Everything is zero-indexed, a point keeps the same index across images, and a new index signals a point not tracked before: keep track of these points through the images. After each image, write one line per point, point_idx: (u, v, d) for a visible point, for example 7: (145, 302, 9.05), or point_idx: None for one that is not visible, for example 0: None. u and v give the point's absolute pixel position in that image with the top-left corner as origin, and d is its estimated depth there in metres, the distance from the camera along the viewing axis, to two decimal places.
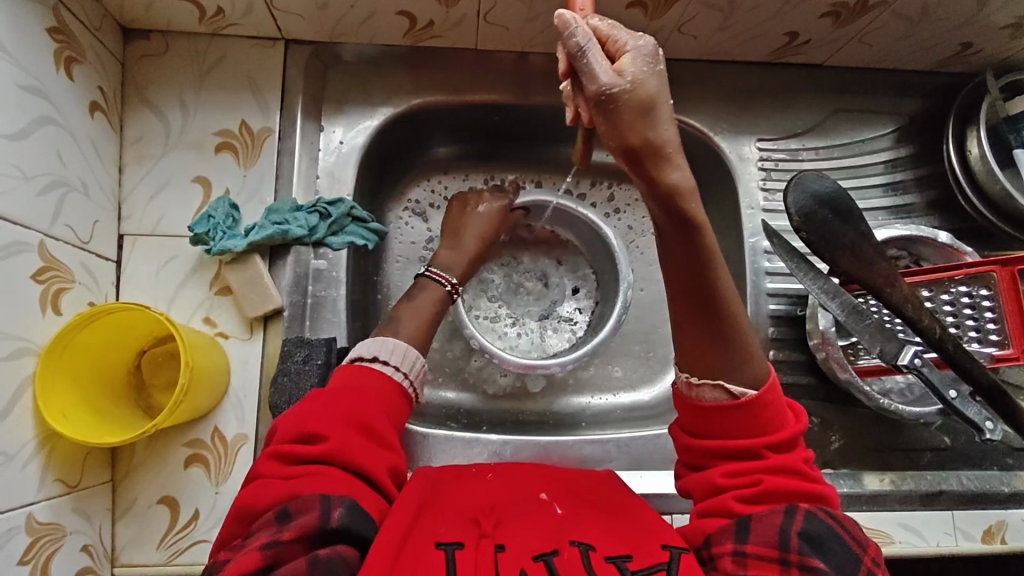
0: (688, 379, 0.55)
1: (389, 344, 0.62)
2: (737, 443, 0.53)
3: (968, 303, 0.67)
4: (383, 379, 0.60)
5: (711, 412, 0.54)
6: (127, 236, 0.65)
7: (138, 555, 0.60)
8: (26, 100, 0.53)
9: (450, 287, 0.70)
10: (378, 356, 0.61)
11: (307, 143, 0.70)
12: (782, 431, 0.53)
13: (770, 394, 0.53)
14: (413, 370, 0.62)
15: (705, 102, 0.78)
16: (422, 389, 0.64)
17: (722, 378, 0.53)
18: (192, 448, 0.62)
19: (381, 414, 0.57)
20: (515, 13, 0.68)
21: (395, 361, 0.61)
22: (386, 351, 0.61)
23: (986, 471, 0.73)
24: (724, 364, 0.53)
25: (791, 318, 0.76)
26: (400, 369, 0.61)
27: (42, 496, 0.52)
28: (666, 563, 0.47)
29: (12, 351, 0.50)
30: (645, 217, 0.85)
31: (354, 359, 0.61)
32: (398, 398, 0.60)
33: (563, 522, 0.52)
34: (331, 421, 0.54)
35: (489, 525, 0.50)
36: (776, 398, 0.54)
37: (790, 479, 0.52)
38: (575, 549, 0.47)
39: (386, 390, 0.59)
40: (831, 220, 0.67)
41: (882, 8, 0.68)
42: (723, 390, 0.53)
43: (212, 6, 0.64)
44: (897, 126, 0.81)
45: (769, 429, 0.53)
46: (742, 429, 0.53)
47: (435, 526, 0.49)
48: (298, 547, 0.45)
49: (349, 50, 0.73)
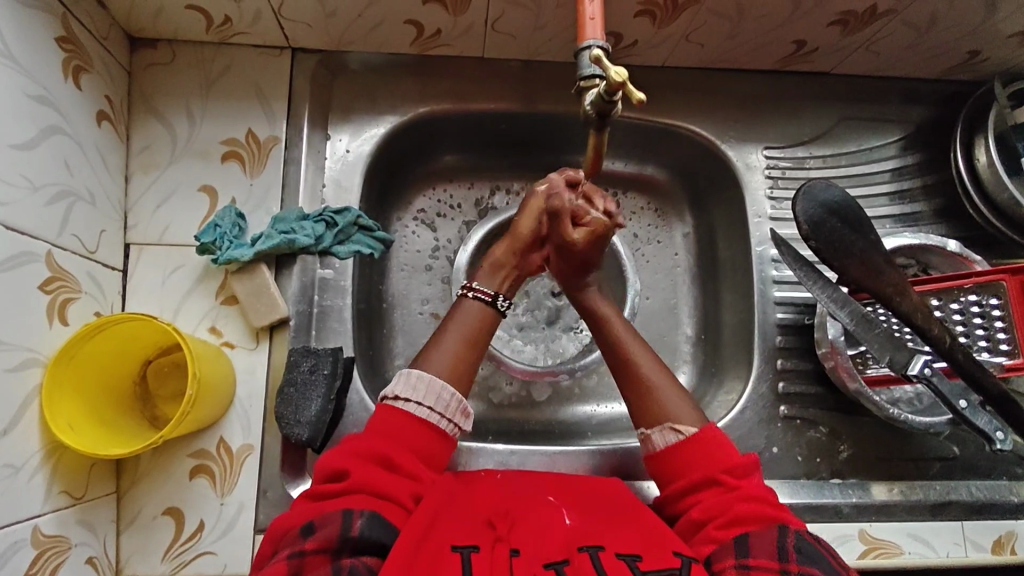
0: (643, 434, 0.60)
1: (414, 379, 0.56)
2: (699, 476, 0.56)
3: (978, 311, 0.67)
4: (414, 422, 0.55)
5: (668, 457, 0.58)
6: (133, 245, 0.65)
7: (143, 567, 0.60)
8: (35, 109, 0.53)
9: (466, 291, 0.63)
10: (400, 395, 0.56)
11: (313, 152, 0.70)
12: (734, 461, 0.56)
13: (711, 431, 0.58)
14: (444, 403, 0.56)
15: (711, 110, 0.78)
16: (460, 418, 0.57)
17: (670, 420, 0.59)
18: (198, 458, 0.62)
19: (411, 451, 0.54)
20: (522, 21, 0.68)
21: (420, 397, 0.55)
22: (412, 387, 0.56)
23: (995, 481, 0.73)
24: (668, 411, 0.59)
25: (798, 326, 0.75)
26: (428, 405, 0.55)
27: (48, 508, 0.52)
28: (678, 571, 0.47)
29: (19, 363, 0.50)
30: (651, 225, 0.85)
31: (386, 399, 0.56)
32: (428, 433, 0.55)
33: (573, 529, 0.50)
34: (352, 456, 0.52)
35: (503, 528, 0.49)
36: (720, 440, 0.58)
37: (764, 506, 0.53)
38: (586, 555, 0.46)
39: (418, 434, 0.54)
40: (840, 229, 0.66)
41: (890, 16, 0.68)
42: (673, 432, 0.58)
43: (220, 15, 0.64)
44: (904, 133, 0.81)
45: (727, 459, 0.56)
46: (700, 464, 0.57)
47: (453, 528, 0.49)
48: (324, 558, 0.46)
49: (355, 58, 0.73)
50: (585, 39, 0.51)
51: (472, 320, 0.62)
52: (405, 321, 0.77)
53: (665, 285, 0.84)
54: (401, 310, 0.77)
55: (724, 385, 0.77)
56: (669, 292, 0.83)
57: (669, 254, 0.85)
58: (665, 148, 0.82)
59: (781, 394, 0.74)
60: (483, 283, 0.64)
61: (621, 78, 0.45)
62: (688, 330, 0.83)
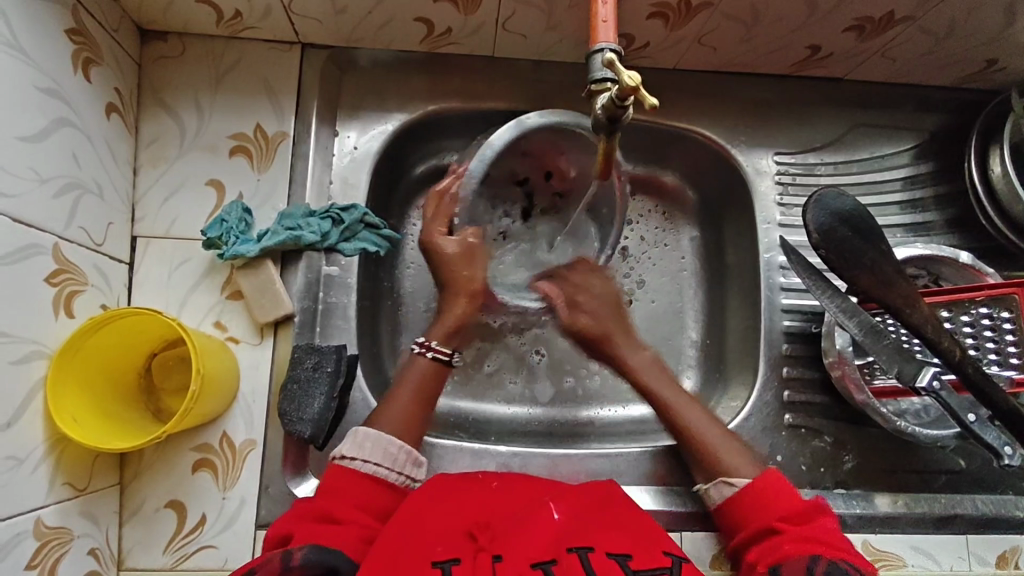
0: (705, 490, 0.63)
1: (360, 438, 0.58)
2: (754, 525, 0.58)
3: (988, 325, 0.66)
4: (364, 480, 0.56)
5: (734, 511, 0.60)
6: (140, 237, 0.65)
7: (144, 559, 0.60)
8: (45, 101, 0.53)
9: (417, 348, 0.65)
10: (348, 454, 0.57)
11: (321, 148, 0.70)
12: (796, 505, 0.57)
13: (767, 479, 0.59)
14: (392, 457, 0.58)
15: (723, 113, 0.78)
16: (414, 468, 0.59)
17: (724, 472, 0.61)
18: (200, 452, 0.62)
19: (356, 508, 0.54)
20: (534, 21, 0.67)
21: (366, 454, 0.57)
22: (358, 446, 0.57)
23: (1000, 496, 0.72)
24: (723, 461, 0.62)
25: (806, 334, 0.75)
26: (382, 464, 0.57)
27: (51, 500, 0.52)
28: (669, 569, 0.47)
29: (24, 355, 0.50)
30: (659, 228, 0.84)
31: (335, 458, 0.57)
32: (378, 488, 0.56)
33: (562, 525, 0.50)
34: (296, 519, 0.53)
35: (484, 539, 0.48)
36: (783, 486, 0.59)
37: (819, 548, 0.54)
38: (574, 556, 0.46)
39: (364, 491, 0.55)
40: (851, 237, 0.65)
41: (908, 22, 0.67)
42: (728, 483, 0.61)
43: (230, 9, 0.64)
44: (917, 141, 0.80)
45: (777, 507, 0.57)
46: (751, 515, 0.58)
47: (429, 547, 0.47)
48: None
49: (365, 55, 0.72)
50: (597, 42, 0.50)
51: (420, 384, 0.63)
52: (409, 319, 0.77)
53: (671, 288, 0.83)
54: (407, 308, 0.77)
55: (728, 391, 0.77)
56: (674, 296, 0.82)
57: (676, 257, 0.84)
58: (674, 151, 0.81)
59: (786, 403, 0.73)
60: (442, 342, 0.65)
61: (633, 83, 0.44)
62: (694, 335, 0.82)
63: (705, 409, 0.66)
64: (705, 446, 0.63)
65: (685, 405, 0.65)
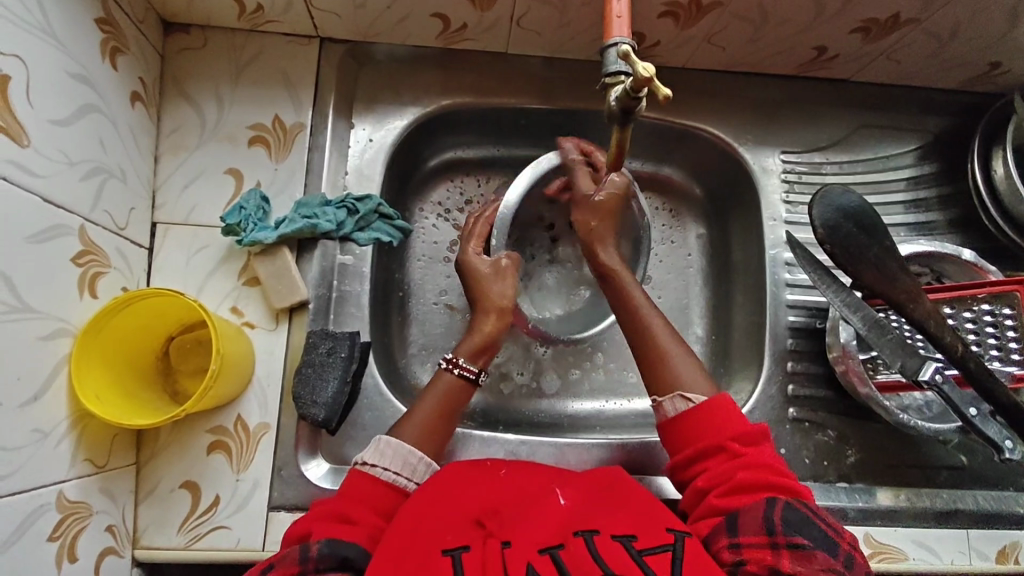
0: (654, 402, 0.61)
1: (383, 445, 0.58)
2: (702, 446, 0.57)
3: (991, 320, 0.67)
4: (381, 485, 0.56)
5: (682, 425, 0.59)
6: (160, 224, 0.66)
7: (159, 538, 0.61)
8: (74, 87, 0.54)
9: (444, 363, 0.66)
10: (369, 460, 0.57)
11: (337, 140, 0.72)
12: (745, 430, 0.57)
13: (723, 399, 0.59)
14: (411, 467, 0.58)
15: (731, 112, 0.79)
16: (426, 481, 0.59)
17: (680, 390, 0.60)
18: (215, 435, 0.63)
19: (369, 509, 0.54)
20: (548, 18, 0.69)
21: (387, 462, 0.57)
22: (380, 453, 0.57)
23: (1001, 492, 0.73)
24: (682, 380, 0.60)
25: (810, 330, 0.76)
26: (402, 475, 0.57)
27: (72, 475, 0.53)
28: (673, 546, 0.47)
29: (50, 332, 0.51)
30: (666, 225, 0.86)
31: (355, 464, 0.57)
32: (390, 492, 0.56)
33: (568, 510, 0.52)
34: (310, 518, 0.53)
35: (492, 525, 0.50)
36: (730, 410, 0.58)
37: (769, 473, 0.54)
38: (580, 540, 0.47)
39: (378, 495, 0.55)
40: (856, 233, 0.66)
41: (912, 25, 0.69)
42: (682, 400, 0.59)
43: (252, 4, 0.66)
44: (921, 143, 0.81)
45: (727, 429, 0.57)
46: (701, 434, 0.57)
47: (440, 534, 0.49)
48: None
49: (381, 50, 0.74)
50: (612, 36, 0.52)
51: (444, 397, 0.64)
52: (419, 310, 0.78)
53: (678, 284, 0.84)
54: (417, 299, 0.78)
55: (733, 386, 0.78)
56: (681, 292, 0.84)
57: (682, 254, 0.85)
58: (683, 149, 0.83)
59: (790, 397, 0.74)
60: (468, 360, 0.66)
61: (647, 74, 0.46)
62: (699, 330, 0.83)
63: (672, 331, 0.65)
64: (661, 363, 0.62)
65: (652, 320, 0.65)
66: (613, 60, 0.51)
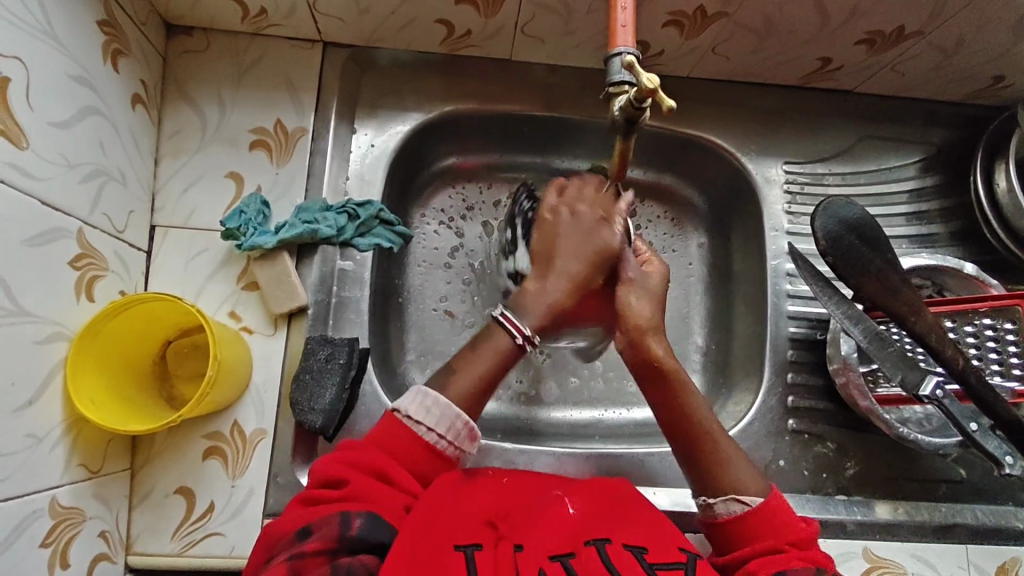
0: (704, 502, 0.57)
1: (428, 402, 0.53)
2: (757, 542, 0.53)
3: (991, 336, 0.67)
4: (420, 448, 0.53)
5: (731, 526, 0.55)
6: (159, 226, 0.66)
7: (152, 545, 0.61)
8: (74, 89, 0.54)
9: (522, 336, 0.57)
10: (412, 415, 0.53)
11: (339, 146, 0.71)
12: (803, 533, 0.53)
13: (777, 500, 0.55)
14: (454, 431, 0.53)
15: (733, 121, 0.79)
16: (469, 442, 0.55)
17: (736, 491, 0.55)
18: (212, 440, 0.63)
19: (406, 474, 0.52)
20: (552, 26, 0.68)
21: (430, 421, 0.53)
22: (426, 410, 0.53)
23: (1001, 506, 0.73)
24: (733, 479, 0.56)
25: (811, 341, 0.76)
26: (437, 430, 0.53)
27: (66, 480, 0.52)
28: (685, 564, 0.46)
29: (47, 336, 0.50)
30: (668, 233, 0.85)
31: (392, 412, 0.54)
32: (428, 455, 0.53)
33: (575, 520, 0.51)
34: (348, 470, 0.51)
35: (504, 528, 0.49)
36: (785, 510, 0.55)
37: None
38: (592, 550, 0.46)
39: (417, 456, 0.53)
40: (858, 246, 0.66)
41: (916, 38, 0.69)
42: (737, 502, 0.55)
43: (256, 7, 0.66)
44: (924, 155, 0.81)
45: (785, 529, 0.53)
46: (756, 533, 0.53)
47: (454, 528, 0.48)
48: (321, 559, 0.44)
49: (385, 55, 0.74)
50: (617, 46, 0.51)
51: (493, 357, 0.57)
52: (419, 317, 0.78)
53: (678, 293, 0.84)
54: (416, 305, 0.78)
55: (733, 396, 0.77)
56: (681, 301, 0.83)
57: (684, 263, 0.85)
58: (685, 157, 0.82)
59: (790, 409, 0.74)
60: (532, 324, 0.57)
61: (653, 86, 0.46)
62: (700, 340, 0.82)
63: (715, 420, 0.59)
64: (718, 461, 0.57)
65: (699, 417, 0.58)
66: (615, 70, 0.51)
